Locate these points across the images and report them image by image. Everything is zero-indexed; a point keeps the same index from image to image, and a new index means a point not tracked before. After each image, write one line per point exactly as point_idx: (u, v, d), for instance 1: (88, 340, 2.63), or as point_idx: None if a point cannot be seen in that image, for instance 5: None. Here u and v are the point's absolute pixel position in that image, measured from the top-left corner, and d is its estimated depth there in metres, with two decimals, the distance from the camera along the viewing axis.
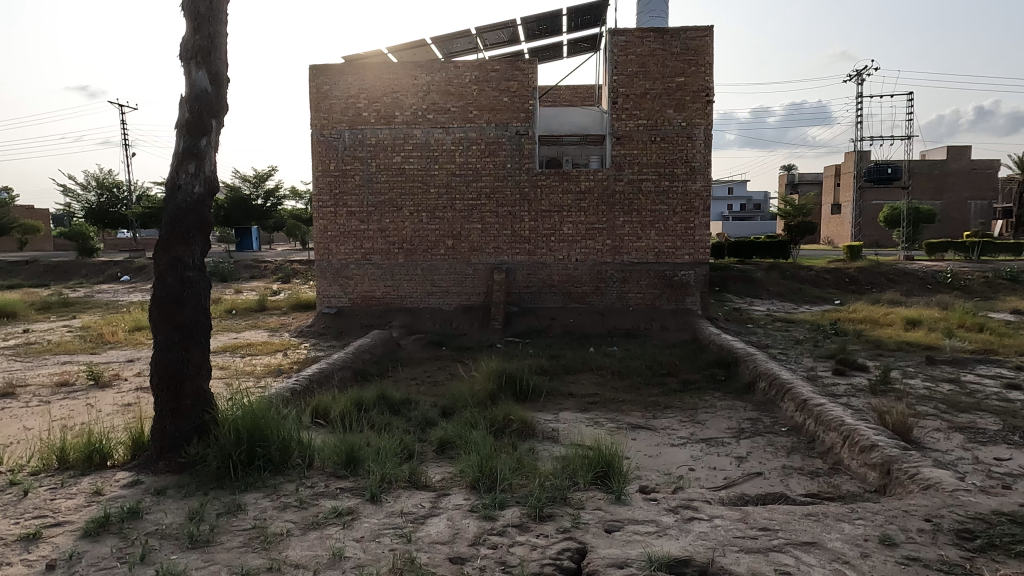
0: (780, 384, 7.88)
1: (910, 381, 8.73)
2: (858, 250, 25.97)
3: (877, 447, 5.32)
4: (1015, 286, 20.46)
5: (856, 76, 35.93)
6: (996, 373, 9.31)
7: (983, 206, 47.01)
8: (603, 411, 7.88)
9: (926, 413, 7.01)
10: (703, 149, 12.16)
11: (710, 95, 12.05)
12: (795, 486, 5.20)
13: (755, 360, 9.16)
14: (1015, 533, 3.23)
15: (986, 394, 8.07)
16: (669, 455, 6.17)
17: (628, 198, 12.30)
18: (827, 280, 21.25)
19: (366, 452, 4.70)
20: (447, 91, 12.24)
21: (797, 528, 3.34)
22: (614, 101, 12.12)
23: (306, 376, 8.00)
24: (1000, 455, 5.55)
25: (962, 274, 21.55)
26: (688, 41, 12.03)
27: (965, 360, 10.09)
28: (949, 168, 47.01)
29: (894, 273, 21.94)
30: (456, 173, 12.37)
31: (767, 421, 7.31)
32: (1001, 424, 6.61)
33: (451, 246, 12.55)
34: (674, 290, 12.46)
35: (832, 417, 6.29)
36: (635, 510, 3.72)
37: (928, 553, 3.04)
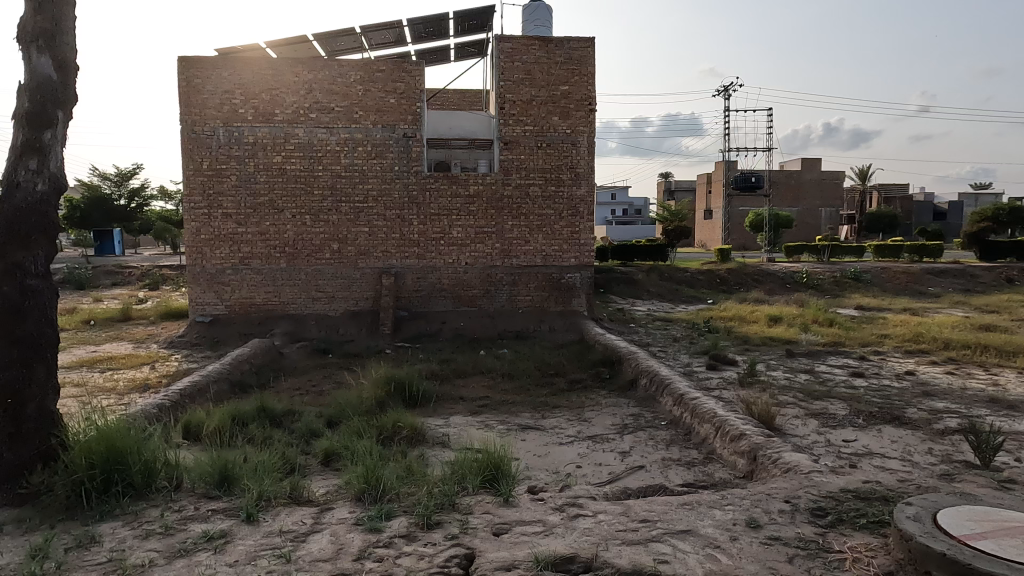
0: (660, 380, 8.30)
1: (773, 373, 9.52)
2: (728, 253, 28.00)
3: (744, 435, 5.73)
4: (858, 285, 22.90)
5: (723, 92, 38.75)
6: (844, 363, 10.36)
7: (832, 213, 52.23)
8: (493, 413, 7.93)
9: (787, 402, 7.63)
10: (587, 155, 12.62)
11: (592, 104, 12.52)
12: (674, 476, 5.51)
13: (636, 358, 9.60)
14: (859, 509, 3.57)
15: (836, 382, 8.96)
16: (557, 454, 6.33)
17: (516, 203, 12.48)
18: (701, 281, 22.71)
19: (242, 470, 4.42)
20: (331, 90, 11.85)
21: (673, 517, 3.51)
22: (502, 106, 12.26)
23: (176, 390, 7.42)
24: (847, 437, 6.17)
25: (815, 274, 23.80)
26: (571, 51, 12.42)
27: (818, 352, 11.15)
28: (803, 179, 51.86)
29: (759, 273, 23.86)
30: (342, 174, 11.99)
31: (648, 416, 7.69)
32: (848, 409, 7.36)
33: (337, 250, 12.14)
34: (561, 292, 12.78)
35: (706, 409, 6.71)
36: (522, 512, 3.75)
37: (788, 532, 3.29)
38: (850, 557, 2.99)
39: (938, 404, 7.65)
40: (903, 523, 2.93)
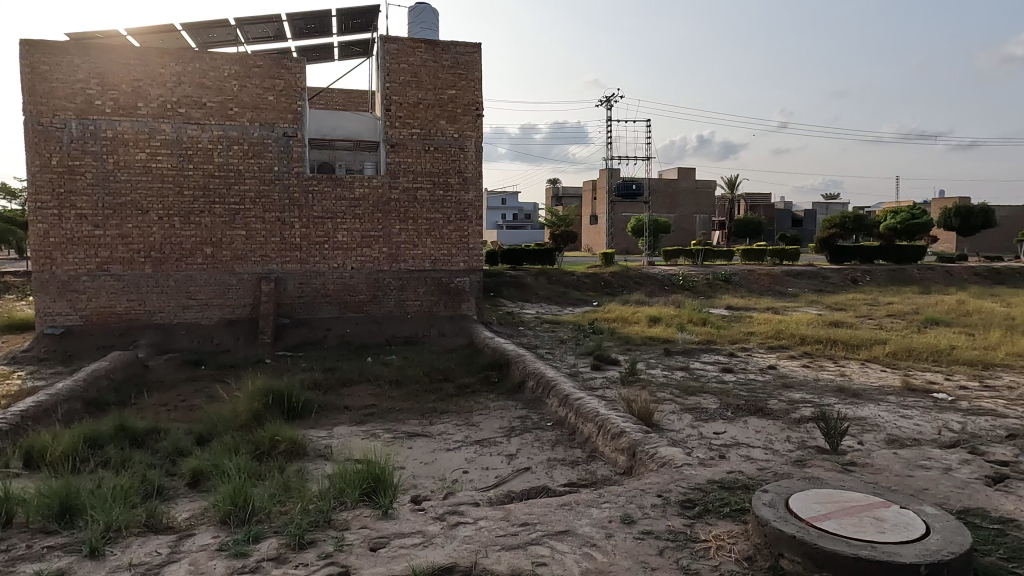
0: (546, 381, 8.45)
1: (652, 371, 9.98)
2: (612, 257, 29.17)
3: (624, 433, 5.95)
4: (728, 286, 24.62)
5: (605, 102, 40.37)
6: (715, 359, 11.07)
7: (705, 219, 55.88)
8: (379, 421, 7.72)
9: (664, 398, 8.02)
10: (475, 160, 12.66)
11: (479, 110, 12.58)
12: (558, 476, 5.61)
13: (524, 361, 9.72)
14: (723, 499, 3.79)
15: (709, 378, 9.54)
16: (444, 460, 6.25)
17: (403, 206, 12.28)
18: (587, 284, 23.46)
19: (89, 499, 3.98)
20: (201, 84, 11.08)
21: (552, 519, 3.56)
22: (388, 108, 12.02)
23: (15, 412, 6.61)
24: (717, 429, 6.58)
25: (691, 276, 25.32)
26: (458, 56, 12.42)
27: (693, 350, 11.85)
28: (679, 187, 55.11)
29: (640, 276, 25.02)
30: (215, 174, 11.25)
31: (535, 418, 7.80)
32: (718, 403, 7.85)
33: (210, 254, 11.36)
34: (451, 297, 12.71)
35: (589, 409, 6.90)
36: (401, 524, 3.66)
37: (659, 525, 3.43)
38: (714, 545, 3.16)
39: (796, 395, 8.35)
40: (759, 510, 3.14)
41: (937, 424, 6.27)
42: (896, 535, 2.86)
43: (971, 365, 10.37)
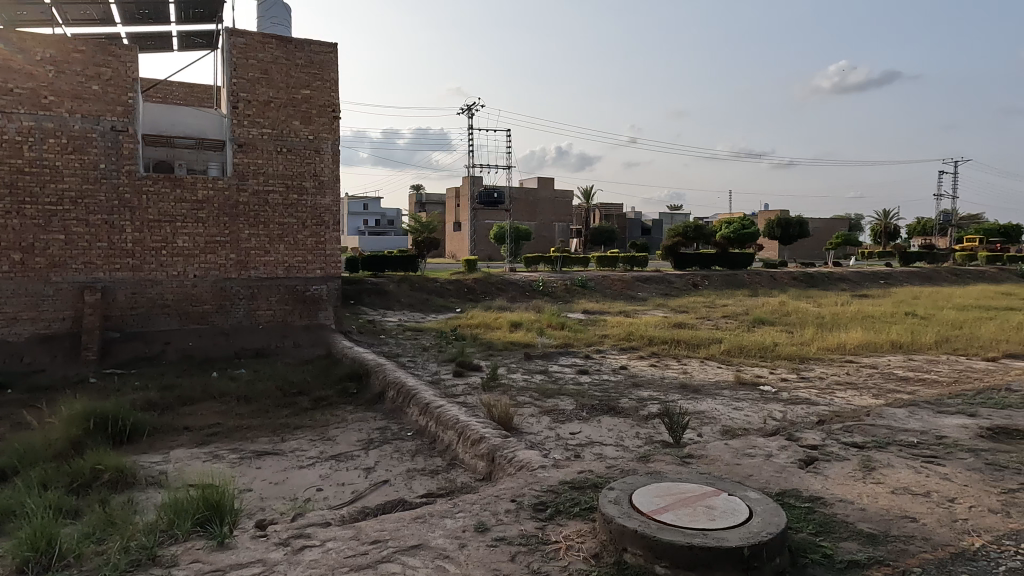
0: (406, 391, 8.29)
1: (513, 375, 10.15)
2: (475, 263, 29.44)
3: (484, 438, 5.97)
4: (584, 291, 25.77)
5: (467, 110, 40.76)
6: (573, 362, 11.51)
7: (563, 227, 58.20)
8: (224, 441, 7.15)
9: (523, 402, 8.17)
10: (331, 163, 12.20)
11: (335, 112, 12.16)
12: (417, 487, 5.50)
13: (384, 370, 9.48)
14: (574, 499, 3.91)
15: (566, 380, 9.89)
16: (296, 478, 5.91)
17: (253, 210, 11.52)
18: (450, 290, 23.46)
19: None
20: (6, 67, 9.68)
21: (405, 533, 3.47)
22: (234, 105, 11.24)
23: None
24: (573, 429, 6.81)
25: (550, 282, 26.20)
26: (312, 54, 11.94)
27: (552, 354, 12.23)
28: (539, 196, 56.95)
29: (503, 282, 25.47)
30: (24, 171, 9.86)
31: (394, 428, 7.62)
32: (575, 404, 8.15)
33: (19, 261, 9.89)
34: (306, 305, 12.11)
35: (449, 416, 6.86)
36: (240, 553, 3.38)
37: (512, 530, 3.46)
38: (563, 545, 3.25)
39: (644, 393, 8.88)
40: (606, 507, 3.27)
41: (763, 413, 6.95)
42: (725, 521, 3.10)
43: (791, 359, 11.65)
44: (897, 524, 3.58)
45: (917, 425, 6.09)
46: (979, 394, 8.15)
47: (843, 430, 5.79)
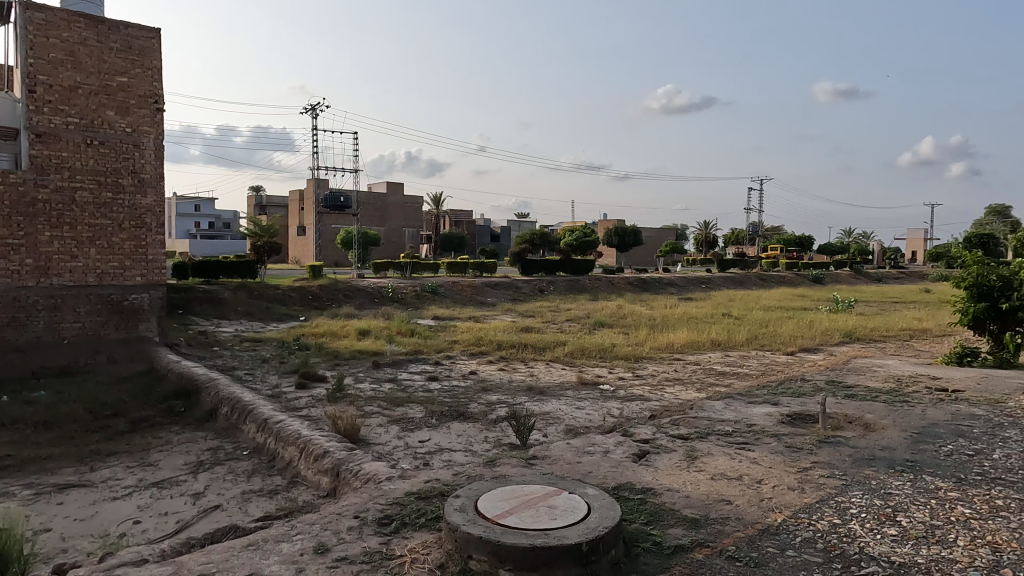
0: (242, 406, 7.70)
1: (361, 385, 9.83)
2: (321, 269, 28.21)
3: (328, 453, 5.70)
4: (435, 297, 25.70)
5: (311, 109, 39.09)
6: (422, 369, 11.40)
7: (413, 233, 57.71)
8: (15, 476, 6.15)
9: (371, 412, 7.94)
10: (154, 160, 11.07)
11: (158, 103, 11.08)
12: (253, 510, 5.11)
13: (216, 385, 8.74)
14: (420, 509, 3.85)
15: (415, 387, 9.76)
16: (107, 512, 5.23)
17: (56, 209, 10.08)
18: (293, 298, 22.25)
19: None
20: None
21: (235, 563, 3.20)
22: (31, 89, 9.80)
23: None
24: (422, 437, 6.73)
25: (400, 288, 25.81)
26: (129, 39, 10.79)
27: (401, 361, 12.03)
28: (389, 201, 55.99)
29: (350, 289, 24.64)
30: None
31: (229, 448, 7.04)
32: (424, 411, 8.06)
33: None
34: (124, 316, 10.83)
35: (290, 431, 6.47)
36: None
37: (354, 549, 3.33)
38: (408, 558, 3.18)
39: (493, 397, 9.02)
40: (451, 516, 3.25)
41: (602, 411, 7.36)
42: (565, 519, 3.22)
43: (627, 359, 12.48)
44: (715, 507, 3.94)
45: (732, 415, 6.78)
46: (781, 384, 9.28)
47: (671, 424, 6.29)
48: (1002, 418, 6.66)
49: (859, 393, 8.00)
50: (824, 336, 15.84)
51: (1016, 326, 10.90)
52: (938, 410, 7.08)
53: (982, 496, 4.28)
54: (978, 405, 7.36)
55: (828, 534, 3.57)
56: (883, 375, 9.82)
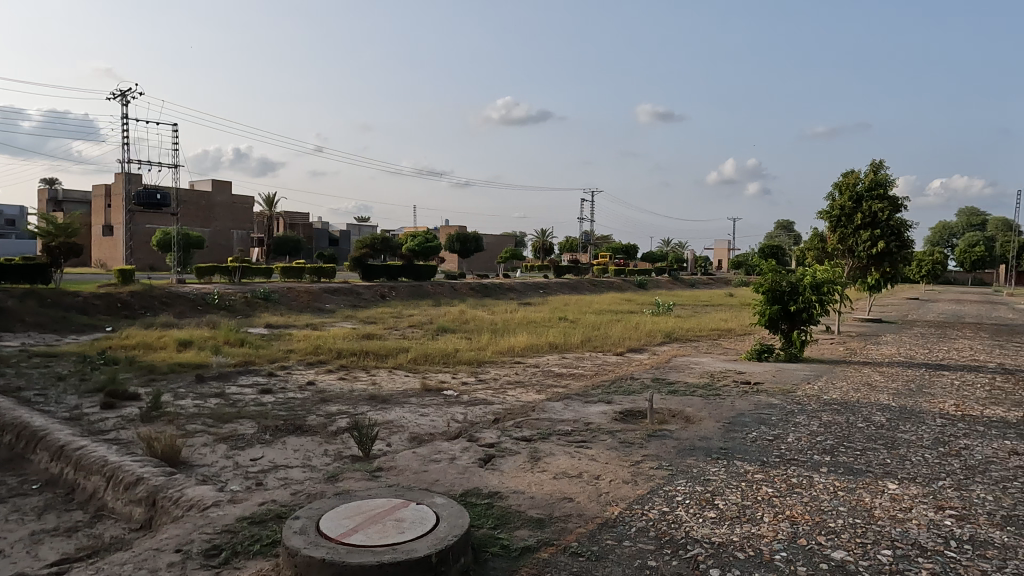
0: (31, 433, 6.62)
1: (181, 401, 8.90)
2: (132, 274, 25.24)
3: (141, 481, 5.07)
4: (267, 304, 24.10)
5: (121, 96, 34.98)
6: (254, 381, 10.60)
7: (242, 235, 53.77)
8: None
9: (193, 431, 7.21)
10: None
11: None
12: (46, 553, 4.40)
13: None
14: (254, 536, 3.57)
15: (246, 402, 9.04)
16: None
17: None
18: (97, 306, 19.64)
19: None
20: None
21: None
22: None
23: None
24: (254, 455, 6.24)
25: (227, 295, 23.85)
26: None
27: (229, 374, 11.09)
28: (214, 201, 51.65)
29: (168, 295, 22.29)
30: None
31: (12, 482, 6.01)
32: (256, 427, 7.49)
33: None
34: None
35: (94, 458, 5.68)
36: None
37: None
38: None
39: (333, 408, 8.63)
40: (289, 540, 3.04)
41: (446, 417, 7.34)
42: (412, 532, 3.14)
43: (470, 364, 12.59)
44: (558, 505, 4.09)
45: (571, 415, 7.10)
46: (612, 383, 9.90)
47: (514, 427, 6.43)
48: (793, 406, 7.65)
49: (679, 389, 8.77)
50: (648, 337, 17.20)
51: (801, 325, 12.63)
52: (743, 401, 7.96)
53: (781, 475, 4.88)
54: (775, 395, 8.39)
55: (659, 522, 3.85)
56: (698, 372, 10.86)
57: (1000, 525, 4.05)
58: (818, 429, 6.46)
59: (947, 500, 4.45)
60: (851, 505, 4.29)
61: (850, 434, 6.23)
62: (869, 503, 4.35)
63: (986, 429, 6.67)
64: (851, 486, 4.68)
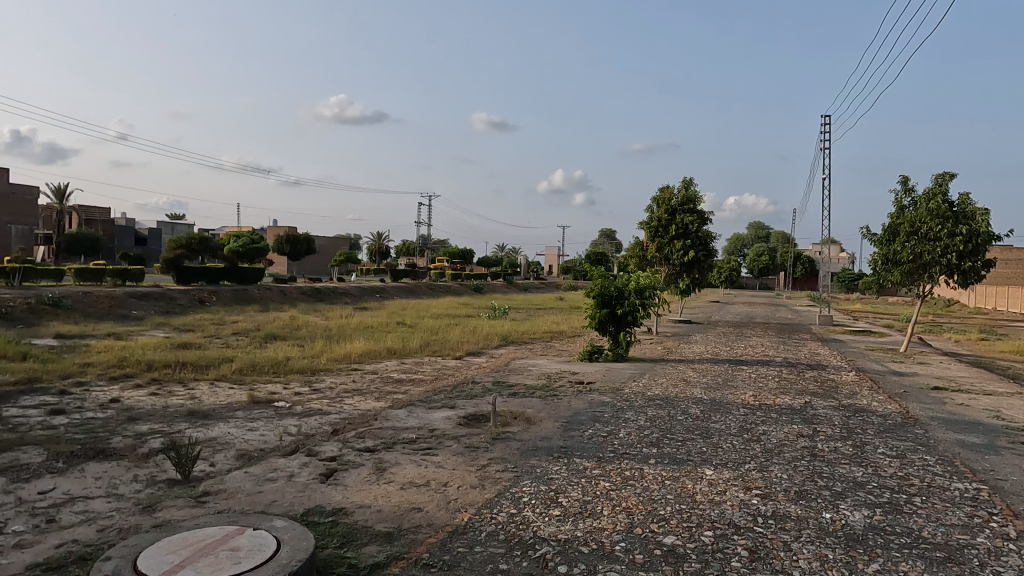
0: None
1: None
2: None
3: None
4: (57, 311, 20.93)
5: None
6: (40, 401, 9.11)
7: (23, 231, 46.27)
8: None
9: None
10: None
11: None
12: None
13: None
14: None
15: (30, 425, 7.73)
16: None
17: None
18: None
19: None
20: None
21: None
22: None
23: None
24: (43, 487, 5.34)
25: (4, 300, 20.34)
26: None
27: (7, 393, 9.42)
28: None
29: None
30: None
31: None
32: (45, 454, 6.43)
33: None
34: None
35: None
36: None
37: None
38: None
39: (144, 427, 7.68)
40: None
41: (280, 431, 6.85)
42: (250, 561, 2.89)
43: (304, 373, 11.93)
44: (407, 517, 3.99)
45: (414, 422, 7.00)
46: (454, 388, 9.94)
47: (356, 438, 6.18)
48: (622, 403, 8.21)
49: (519, 391, 9.02)
50: (486, 341, 17.53)
51: (626, 327, 13.62)
52: (578, 400, 8.39)
53: (616, 469, 5.20)
54: (606, 393, 8.95)
55: (508, 525, 3.91)
56: (535, 373, 11.26)
57: (795, 499, 4.66)
58: (644, 423, 6.99)
59: (753, 481, 5.03)
60: (677, 493, 4.69)
61: (672, 427, 6.83)
62: (691, 489, 4.79)
63: (778, 416, 7.67)
64: (676, 474, 5.12)
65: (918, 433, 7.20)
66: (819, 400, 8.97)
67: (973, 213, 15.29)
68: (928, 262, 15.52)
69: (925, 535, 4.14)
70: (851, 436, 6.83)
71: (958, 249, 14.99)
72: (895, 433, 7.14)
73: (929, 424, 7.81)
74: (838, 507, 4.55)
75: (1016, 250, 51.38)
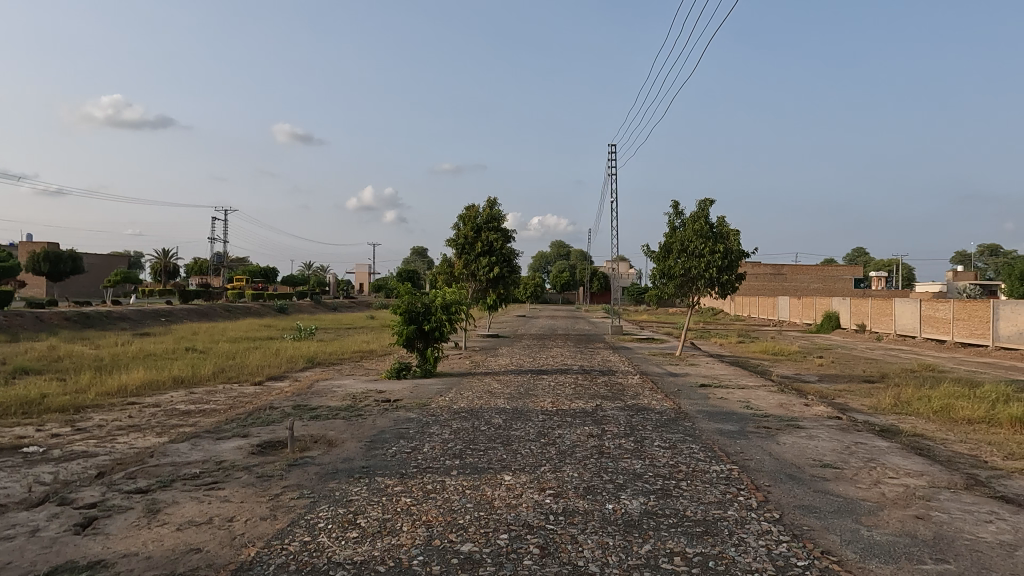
0: None
1: None
2: None
3: None
4: None
5: None
6: None
7: None
8: None
9: None
10: None
11: None
12: None
13: None
14: None
15: None
16: None
17: None
18: None
19: None
20: None
21: None
22: None
23: None
24: None
25: None
26: None
27: None
28: None
29: None
30: None
31: None
32: None
33: None
34: None
35: None
36: None
37: None
38: None
39: None
40: None
41: (26, 480, 5.79)
42: None
43: (64, 411, 10.25)
44: (182, 560, 3.61)
45: (199, 455, 6.35)
46: (249, 414, 9.21)
47: (124, 479, 5.45)
48: (427, 418, 8.22)
49: (321, 413, 8.61)
50: (289, 363, 16.55)
51: (433, 343, 13.72)
52: (383, 418, 8.26)
53: (418, 484, 5.18)
54: (412, 410, 8.92)
55: (299, 554, 3.71)
56: (339, 395, 10.85)
57: (582, 495, 5.03)
58: (448, 436, 7.08)
59: (547, 482, 5.34)
60: (475, 501, 4.80)
61: (474, 438, 6.99)
62: (489, 496, 4.93)
63: (572, 420, 8.23)
64: (475, 483, 5.25)
65: (686, 425, 8.17)
66: (608, 402, 9.80)
67: (728, 234, 17.93)
68: (696, 275, 17.80)
69: (688, 514, 4.71)
70: (632, 432, 7.56)
71: (718, 264, 17.42)
72: (668, 427, 8.05)
73: (695, 417, 8.90)
74: (620, 497, 5.01)
75: (763, 266, 61.03)
